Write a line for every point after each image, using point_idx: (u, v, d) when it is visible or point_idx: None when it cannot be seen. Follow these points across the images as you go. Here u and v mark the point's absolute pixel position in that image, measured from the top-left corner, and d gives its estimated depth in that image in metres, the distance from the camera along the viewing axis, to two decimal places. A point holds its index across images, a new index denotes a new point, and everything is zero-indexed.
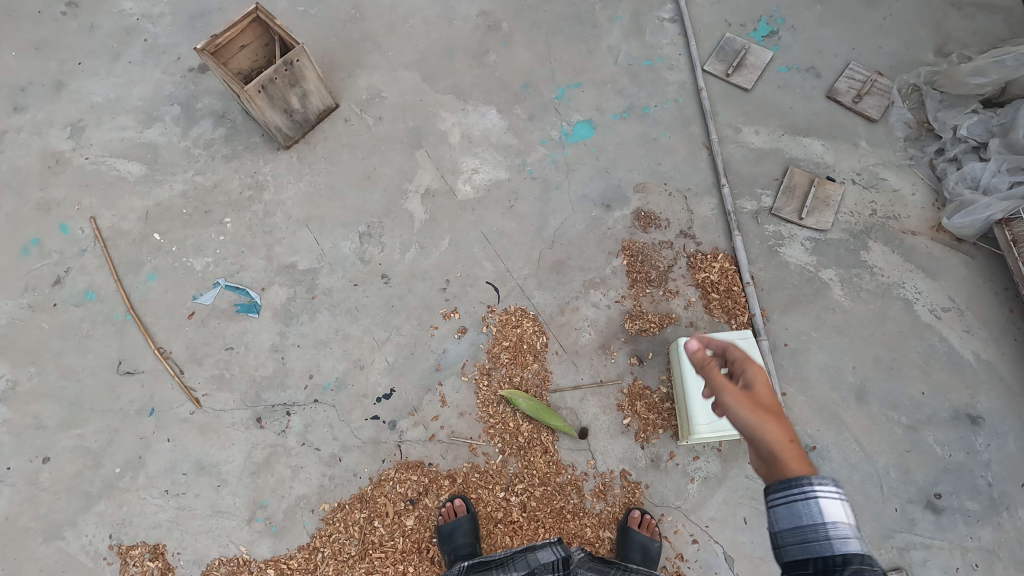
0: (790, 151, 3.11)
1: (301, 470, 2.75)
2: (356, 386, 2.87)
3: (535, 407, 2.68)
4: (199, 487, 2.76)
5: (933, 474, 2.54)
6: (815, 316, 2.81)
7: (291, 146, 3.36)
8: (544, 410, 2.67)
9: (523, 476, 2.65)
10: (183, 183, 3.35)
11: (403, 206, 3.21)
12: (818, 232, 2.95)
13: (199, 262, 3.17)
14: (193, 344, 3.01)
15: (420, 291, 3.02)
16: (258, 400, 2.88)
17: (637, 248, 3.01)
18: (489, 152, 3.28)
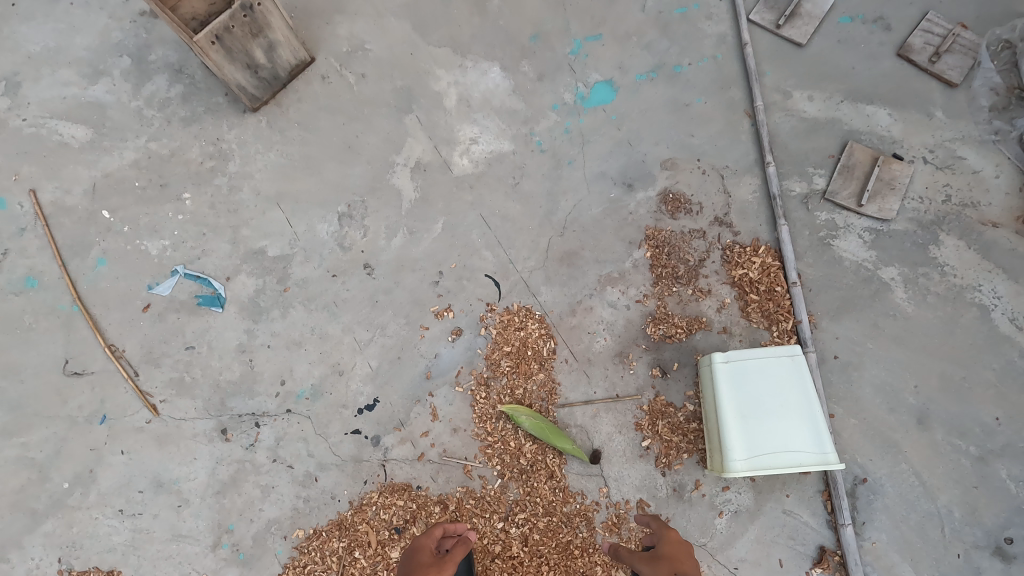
0: (850, 122, 2.61)
1: (272, 491, 2.42)
2: (335, 395, 2.50)
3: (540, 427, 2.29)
4: (157, 507, 2.44)
5: (1003, 515, 2.18)
6: (872, 324, 2.38)
7: (259, 108, 2.87)
8: (550, 429, 2.29)
9: (524, 505, 2.32)
10: (135, 151, 2.88)
11: (389, 182, 2.74)
12: (879, 222, 2.48)
13: (155, 245, 2.75)
14: (150, 342, 2.63)
15: (409, 284, 2.60)
16: (222, 408, 2.52)
17: (663, 238, 2.56)
18: (491, 119, 2.78)
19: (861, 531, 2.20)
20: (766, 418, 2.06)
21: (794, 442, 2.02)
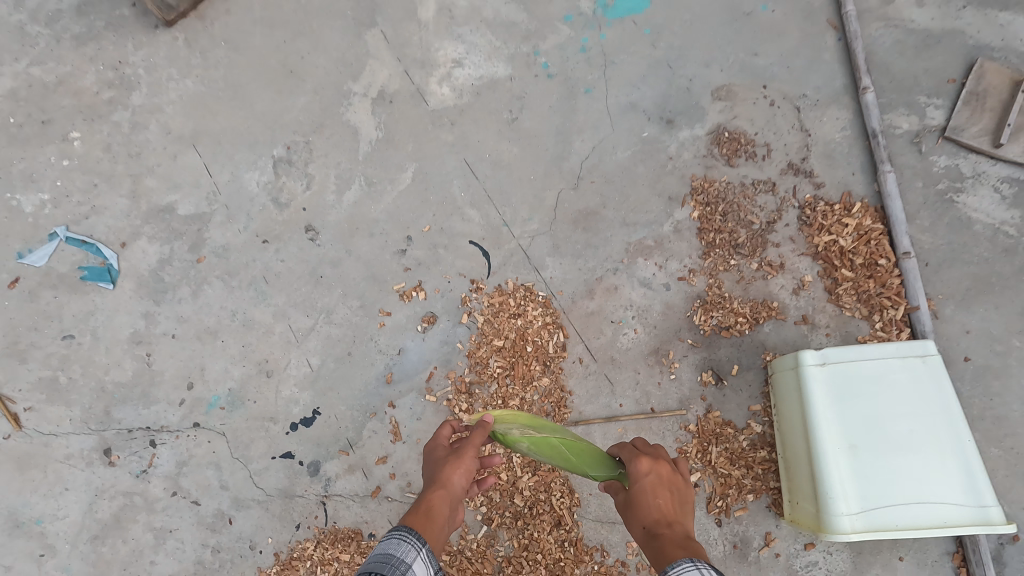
0: (978, 34, 1.88)
1: (167, 538, 1.74)
2: (259, 405, 1.81)
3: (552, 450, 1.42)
4: (12, 557, 1.76)
5: None
6: (1017, 314, 1.67)
7: (174, 22, 2.16)
8: (568, 451, 1.41)
9: (519, 565, 1.65)
10: (11, 78, 2.18)
11: (342, 117, 2.04)
12: (1021, 171, 1.77)
13: (30, 201, 2.06)
14: (14, 329, 1.94)
15: (364, 253, 1.91)
16: (107, 421, 1.83)
17: (716, 192, 1.84)
18: (481, 34, 2.06)
19: None
20: (889, 451, 1.36)
21: (936, 488, 1.33)
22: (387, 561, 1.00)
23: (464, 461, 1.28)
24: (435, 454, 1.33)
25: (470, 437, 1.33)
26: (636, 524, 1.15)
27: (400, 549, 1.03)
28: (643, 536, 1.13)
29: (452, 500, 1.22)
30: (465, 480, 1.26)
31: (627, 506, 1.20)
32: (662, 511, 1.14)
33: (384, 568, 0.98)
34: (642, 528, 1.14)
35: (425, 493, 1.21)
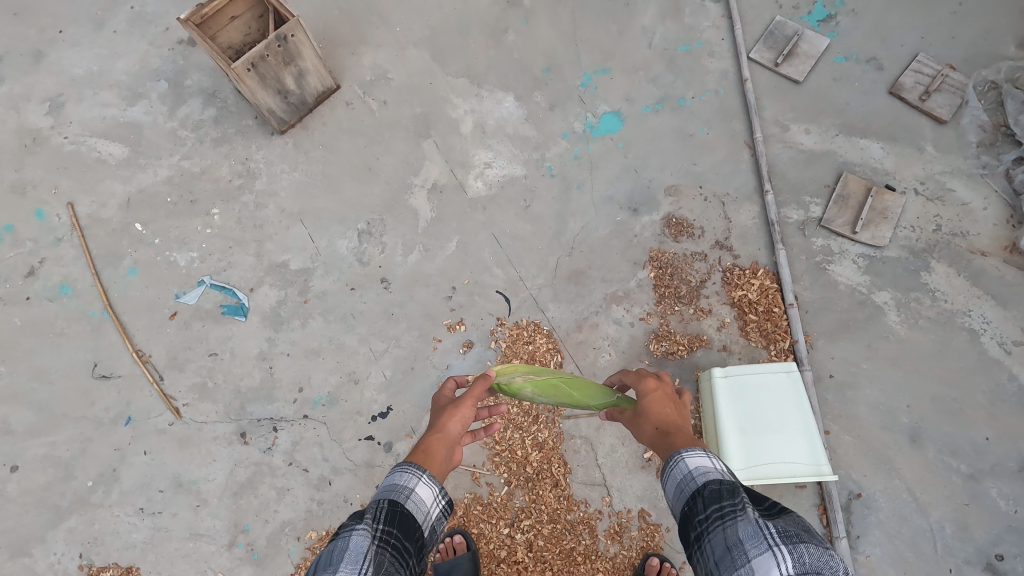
0: (846, 154, 2.75)
1: (286, 494, 2.53)
2: (349, 403, 2.61)
3: (554, 389, 2.08)
4: (176, 507, 2.54)
5: (996, 532, 2.24)
6: (866, 345, 2.48)
7: (286, 131, 3.04)
8: (565, 387, 2.08)
9: (529, 512, 2.42)
10: (169, 169, 3.06)
11: (406, 202, 2.89)
12: (872, 249, 2.61)
13: (183, 257, 2.90)
14: (174, 348, 2.75)
15: (423, 298, 2.73)
16: (242, 413, 2.64)
17: (666, 259, 2.68)
18: (504, 144, 2.94)
19: (856, 546, 2.27)
20: (763, 431, 2.16)
21: (792, 454, 2.11)
22: (393, 491, 1.31)
23: (461, 410, 1.64)
24: (443, 407, 1.71)
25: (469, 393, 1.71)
26: (647, 425, 1.60)
27: (404, 478, 1.34)
28: (653, 436, 1.55)
29: (450, 440, 1.58)
30: (460, 425, 1.62)
31: (638, 419, 1.65)
32: (665, 414, 1.60)
33: (391, 495, 1.30)
34: (653, 432, 1.56)
35: (428, 436, 1.57)
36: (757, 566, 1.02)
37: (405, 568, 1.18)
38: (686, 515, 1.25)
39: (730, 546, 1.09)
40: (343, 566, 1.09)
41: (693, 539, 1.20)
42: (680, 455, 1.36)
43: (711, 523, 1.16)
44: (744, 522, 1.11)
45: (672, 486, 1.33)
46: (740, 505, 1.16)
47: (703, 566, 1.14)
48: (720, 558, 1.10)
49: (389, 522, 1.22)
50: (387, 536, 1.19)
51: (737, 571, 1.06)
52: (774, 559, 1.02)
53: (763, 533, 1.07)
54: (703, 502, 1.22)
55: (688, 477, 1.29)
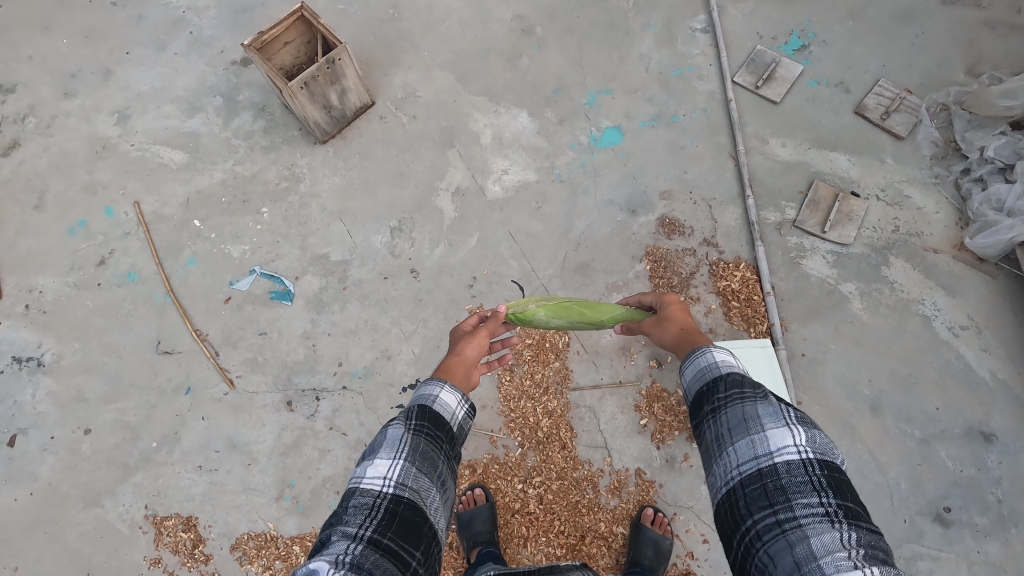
0: (817, 165, 3.16)
1: (328, 453, 2.90)
2: (383, 375, 3.00)
3: (565, 311, 2.40)
4: (231, 464, 2.91)
5: (943, 488, 2.61)
6: (833, 328, 2.86)
7: (327, 140, 3.46)
8: (576, 307, 2.40)
9: (540, 470, 2.78)
10: (223, 172, 3.45)
11: (433, 203, 3.30)
12: (840, 246, 3.00)
13: (236, 249, 3.29)
14: (229, 328, 3.14)
15: (447, 286, 3.12)
16: (288, 384, 3.02)
17: (660, 254, 3.08)
18: (519, 154, 3.36)
19: None
20: None
21: None
22: (421, 398, 1.57)
23: (477, 338, 1.92)
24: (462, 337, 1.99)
25: (483, 327, 1.98)
26: (672, 326, 1.95)
27: (430, 388, 1.59)
28: (678, 336, 1.89)
29: (469, 362, 1.84)
30: (476, 351, 1.89)
31: (663, 326, 1.99)
32: (685, 319, 1.96)
33: (421, 401, 1.56)
34: (678, 333, 1.90)
35: (448, 359, 1.83)
36: (772, 435, 1.32)
37: (439, 451, 1.48)
38: (704, 394, 1.53)
39: (748, 418, 1.38)
40: (383, 452, 1.40)
41: (708, 412, 1.49)
42: (707, 349, 1.63)
43: (732, 400, 1.44)
44: (762, 404, 1.40)
45: (694, 370, 1.61)
46: (759, 392, 1.44)
47: (715, 430, 1.44)
48: (735, 425, 1.40)
49: (421, 418, 1.50)
50: (420, 429, 1.48)
51: (751, 436, 1.35)
52: (790, 432, 1.32)
53: (780, 413, 1.37)
54: (725, 385, 1.49)
55: (713, 365, 1.57)
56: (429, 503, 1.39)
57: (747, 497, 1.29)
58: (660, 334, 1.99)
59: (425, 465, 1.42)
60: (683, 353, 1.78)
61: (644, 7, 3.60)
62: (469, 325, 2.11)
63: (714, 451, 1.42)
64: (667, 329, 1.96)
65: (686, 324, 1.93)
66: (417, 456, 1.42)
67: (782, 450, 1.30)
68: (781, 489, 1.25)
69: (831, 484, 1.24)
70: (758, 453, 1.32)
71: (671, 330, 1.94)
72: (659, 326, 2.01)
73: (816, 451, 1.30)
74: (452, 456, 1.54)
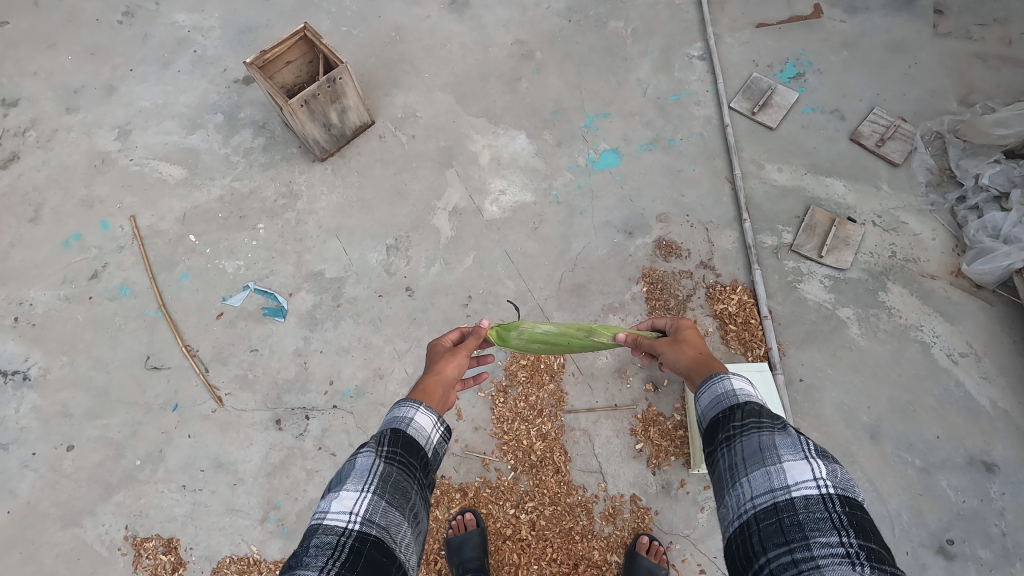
0: (813, 190, 3.18)
1: (316, 474, 2.83)
2: (374, 395, 2.95)
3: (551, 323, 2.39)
4: (216, 484, 2.84)
5: (945, 519, 2.55)
6: (830, 353, 2.84)
7: (326, 158, 3.47)
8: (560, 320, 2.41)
9: (533, 495, 2.71)
10: (221, 188, 3.45)
11: (430, 222, 3.30)
12: (837, 271, 2.99)
13: (231, 265, 3.27)
14: (220, 344, 3.10)
15: (442, 305, 3.10)
16: (278, 402, 2.96)
17: (657, 276, 3.06)
18: (517, 175, 3.37)
19: None
20: None
21: None
22: (394, 421, 1.43)
23: (457, 357, 1.83)
24: (440, 354, 1.89)
25: (463, 346, 1.90)
26: (688, 349, 1.75)
27: (403, 410, 1.45)
28: (692, 360, 1.69)
29: (447, 381, 1.73)
30: (456, 370, 1.79)
31: (676, 347, 1.79)
32: (700, 343, 1.77)
33: (394, 424, 1.42)
34: (692, 357, 1.71)
35: (426, 377, 1.72)
36: (790, 468, 1.16)
37: (413, 480, 1.35)
38: (718, 421, 1.36)
39: (763, 448, 1.23)
40: (350, 483, 1.27)
41: (720, 440, 1.33)
42: (725, 374, 1.45)
43: (747, 429, 1.28)
44: (780, 434, 1.24)
45: (709, 396, 1.43)
46: (778, 422, 1.28)
47: (728, 460, 1.28)
48: (749, 455, 1.24)
49: (393, 445, 1.36)
50: (392, 456, 1.34)
51: (766, 467, 1.19)
52: (810, 466, 1.16)
53: (800, 445, 1.21)
54: (741, 413, 1.33)
55: (728, 392, 1.39)
56: (399, 540, 1.26)
57: (760, 533, 1.13)
58: (671, 355, 1.79)
59: (397, 497, 1.29)
60: (698, 382, 1.58)
61: (642, 34, 3.67)
62: (449, 341, 2.02)
63: (726, 481, 1.27)
64: (681, 352, 1.76)
65: (701, 348, 1.74)
66: (387, 488, 1.28)
67: (800, 483, 1.14)
68: (797, 525, 1.09)
69: (854, 524, 1.07)
70: (774, 486, 1.16)
71: (685, 353, 1.74)
72: (671, 346, 1.81)
73: (838, 487, 1.14)
74: (427, 484, 1.41)
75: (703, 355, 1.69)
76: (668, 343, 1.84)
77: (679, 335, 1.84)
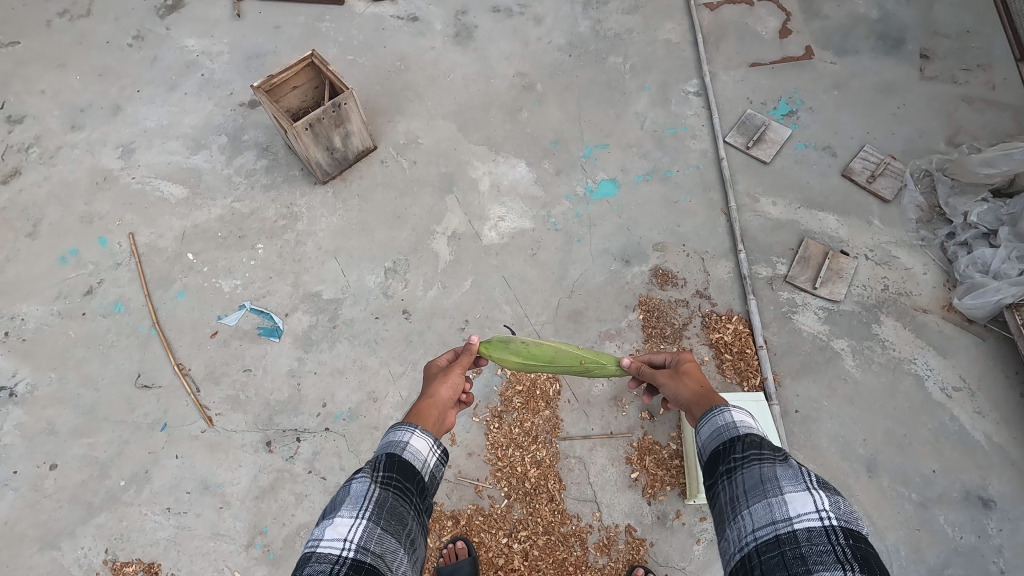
0: (806, 223, 3.24)
1: (305, 499, 2.77)
2: (368, 418, 2.92)
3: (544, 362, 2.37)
4: (202, 507, 2.77)
5: (944, 555, 2.52)
6: (826, 385, 2.84)
7: (327, 181, 3.51)
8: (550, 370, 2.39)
9: (526, 524, 2.66)
10: (221, 208, 3.47)
11: (429, 246, 3.32)
12: (831, 302, 3.03)
13: (228, 283, 3.27)
14: (213, 363, 3.07)
15: (439, 328, 3.09)
16: (269, 423, 2.92)
17: (653, 304, 3.08)
18: (516, 202, 3.42)
19: None
20: None
21: None
22: (390, 446, 1.41)
23: (451, 377, 1.80)
24: (435, 375, 1.87)
25: (457, 364, 1.87)
26: (689, 382, 1.73)
27: (399, 434, 1.43)
28: (693, 394, 1.67)
29: (442, 403, 1.70)
30: (451, 392, 1.77)
31: (676, 379, 1.78)
32: (701, 376, 1.75)
33: (390, 449, 1.40)
34: (693, 390, 1.69)
35: (421, 400, 1.69)
36: (792, 499, 1.15)
37: (409, 505, 1.33)
38: (719, 453, 1.36)
39: (765, 479, 1.22)
40: (344, 510, 1.24)
41: (721, 472, 1.33)
42: (725, 407, 1.45)
43: (748, 461, 1.28)
44: (782, 466, 1.24)
45: (710, 428, 1.43)
46: (779, 454, 1.27)
47: (729, 492, 1.27)
48: (750, 487, 1.23)
49: (389, 469, 1.34)
50: (388, 481, 1.32)
51: (768, 499, 1.18)
52: (812, 497, 1.14)
53: (801, 476, 1.20)
54: (742, 444, 1.32)
55: (729, 424, 1.39)
56: (394, 568, 1.21)
57: (763, 567, 1.11)
58: (670, 387, 1.78)
59: (392, 523, 1.26)
60: (698, 416, 1.56)
61: (640, 69, 3.78)
62: (442, 362, 2.00)
63: (727, 514, 1.26)
64: (681, 384, 1.74)
65: (700, 381, 1.73)
66: (382, 515, 1.25)
67: (802, 516, 1.12)
68: (801, 559, 1.06)
69: (859, 557, 1.03)
70: (776, 519, 1.15)
71: (684, 386, 1.73)
72: (671, 378, 1.80)
73: (843, 520, 1.11)
74: (423, 510, 1.39)
75: (703, 389, 1.67)
76: (668, 375, 1.83)
77: (680, 366, 1.83)
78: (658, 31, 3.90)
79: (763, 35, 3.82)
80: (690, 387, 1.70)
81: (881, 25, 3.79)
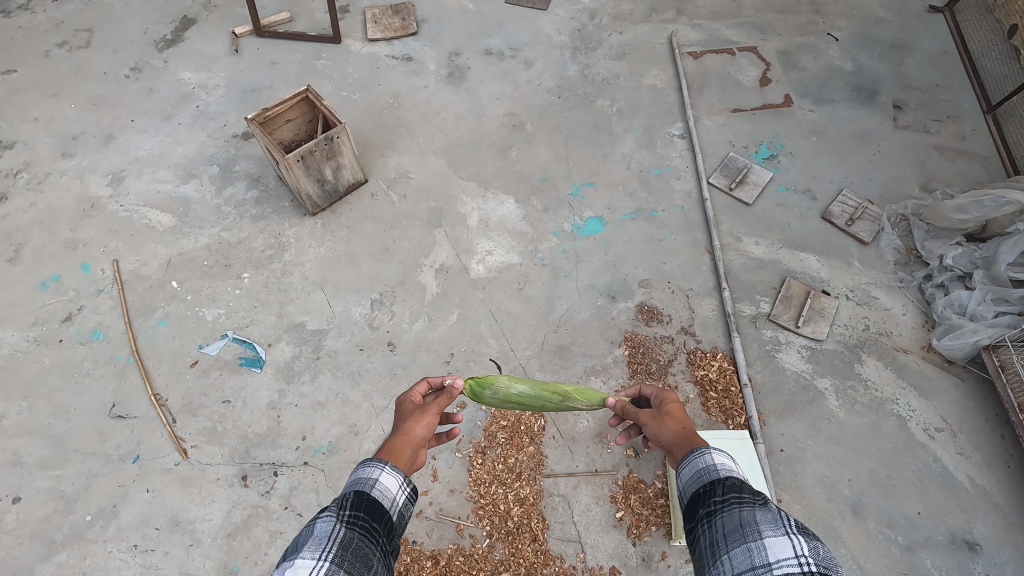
0: (788, 263, 3.31)
1: (279, 537, 2.67)
2: (348, 452, 2.85)
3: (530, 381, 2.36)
4: (170, 545, 2.66)
5: None
6: (810, 425, 2.84)
7: (317, 213, 3.53)
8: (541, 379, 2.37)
9: (508, 565, 2.58)
10: (209, 237, 3.47)
11: (416, 278, 3.33)
12: (813, 341, 3.06)
13: (211, 312, 3.23)
14: (191, 394, 3.00)
15: (424, 361, 3.07)
16: (246, 457, 2.84)
17: (639, 340, 3.10)
18: (504, 238, 3.45)
19: None
20: None
21: None
22: (358, 484, 1.37)
23: (426, 415, 1.75)
24: (410, 411, 1.80)
25: (433, 402, 1.82)
26: (671, 423, 1.71)
27: (368, 471, 1.40)
28: (675, 438, 1.65)
29: (416, 442, 1.64)
30: (425, 430, 1.71)
31: (659, 419, 1.75)
32: (685, 417, 1.73)
33: (358, 486, 1.36)
34: (675, 432, 1.67)
35: (393, 437, 1.63)
36: (771, 544, 1.13)
37: (375, 547, 1.26)
38: (699, 496, 1.35)
39: (744, 524, 1.20)
40: (306, 550, 1.16)
41: (702, 516, 1.31)
42: (706, 448, 1.45)
43: (728, 505, 1.27)
44: (761, 510, 1.22)
45: (691, 471, 1.43)
46: (759, 498, 1.26)
47: (709, 536, 1.25)
48: (730, 532, 1.21)
49: (356, 508, 1.29)
50: (354, 521, 1.26)
51: (747, 543, 1.16)
52: (791, 541, 1.12)
53: (781, 520, 1.17)
54: (722, 487, 1.32)
55: (710, 467, 1.39)
56: None
57: None
58: (652, 428, 1.75)
59: (356, 565, 1.19)
60: (680, 457, 1.55)
61: (626, 113, 3.91)
62: (416, 398, 1.92)
63: (707, 559, 1.23)
64: (663, 426, 1.72)
65: (682, 422, 1.71)
66: (347, 556, 1.19)
67: (782, 561, 1.09)
68: None
69: None
70: (755, 564, 1.13)
71: (665, 429, 1.70)
72: (655, 418, 1.77)
73: (823, 566, 1.07)
74: (389, 552, 1.33)
75: (687, 432, 1.65)
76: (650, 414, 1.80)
77: (663, 406, 1.81)
78: (644, 76, 4.06)
79: (744, 84, 3.99)
80: (672, 431, 1.67)
81: (855, 77, 3.98)
